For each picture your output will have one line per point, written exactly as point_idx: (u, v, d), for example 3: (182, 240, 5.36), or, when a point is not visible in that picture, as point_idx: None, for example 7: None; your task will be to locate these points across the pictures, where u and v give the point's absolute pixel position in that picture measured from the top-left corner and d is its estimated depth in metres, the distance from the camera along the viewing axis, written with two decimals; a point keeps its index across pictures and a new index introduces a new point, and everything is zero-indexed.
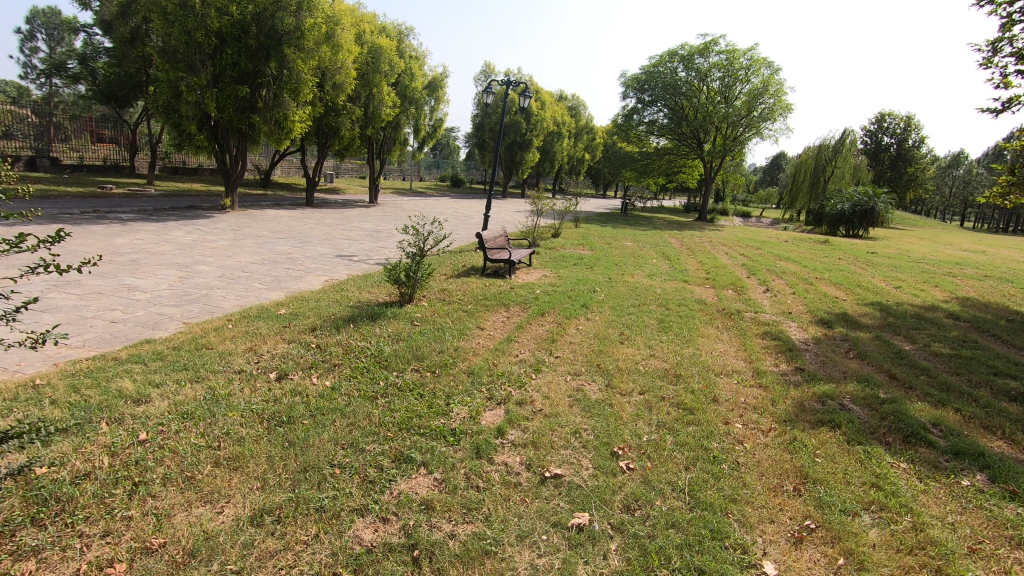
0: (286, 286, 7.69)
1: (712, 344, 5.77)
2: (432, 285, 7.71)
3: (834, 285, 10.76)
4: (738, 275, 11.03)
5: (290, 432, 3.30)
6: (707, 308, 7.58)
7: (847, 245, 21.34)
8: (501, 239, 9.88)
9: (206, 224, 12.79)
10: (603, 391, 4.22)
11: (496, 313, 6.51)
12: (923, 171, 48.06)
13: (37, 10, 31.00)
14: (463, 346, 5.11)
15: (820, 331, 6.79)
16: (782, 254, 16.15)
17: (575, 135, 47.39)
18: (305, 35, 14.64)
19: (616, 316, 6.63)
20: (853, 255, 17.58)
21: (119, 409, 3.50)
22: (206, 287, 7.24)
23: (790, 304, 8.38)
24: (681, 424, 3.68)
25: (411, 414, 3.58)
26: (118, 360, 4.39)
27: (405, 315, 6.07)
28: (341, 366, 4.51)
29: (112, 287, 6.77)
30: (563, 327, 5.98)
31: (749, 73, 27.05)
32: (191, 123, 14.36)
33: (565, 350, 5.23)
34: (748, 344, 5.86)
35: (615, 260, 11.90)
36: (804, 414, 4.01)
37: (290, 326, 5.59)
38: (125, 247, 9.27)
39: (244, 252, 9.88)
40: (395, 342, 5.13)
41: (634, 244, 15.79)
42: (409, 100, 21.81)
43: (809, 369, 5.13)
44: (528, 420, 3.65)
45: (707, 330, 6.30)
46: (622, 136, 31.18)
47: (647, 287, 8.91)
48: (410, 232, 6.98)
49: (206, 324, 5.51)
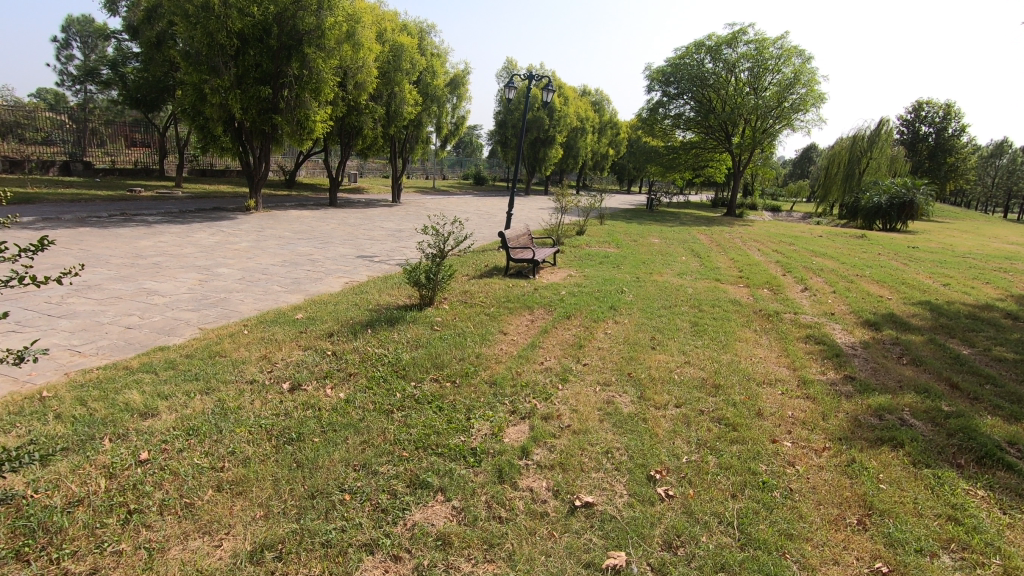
0: (306, 289, 7.55)
1: (750, 350, 5.38)
2: (453, 286, 7.46)
3: (877, 282, 10.19)
4: (774, 273, 10.51)
5: (299, 450, 3.08)
6: (744, 309, 7.16)
7: (886, 239, 20.50)
8: (525, 238, 9.61)
9: (229, 225, 12.83)
10: (636, 404, 3.90)
11: (520, 316, 6.21)
12: (964, 161, 46.12)
13: (73, 18, 31.84)
14: (486, 352, 4.84)
15: (867, 334, 6.34)
16: (817, 250, 15.49)
17: (599, 130, 46.71)
18: (326, 34, 14.52)
19: (646, 319, 6.28)
20: (893, 250, 16.81)
21: (124, 425, 3.33)
22: (225, 290, 7.13)
23: (831, 305, 7.91)
24: (724, 443, 3.33)
25: (428, 430, 3.33)
26: (130, 370, 4.24)
27: (425, 319, 5.83)
28: (356, 376, 4.28)
29: (132, 291, 6.71)
30: (591, 332, 5.66)
31: (780, 62, 26.13)
32: (215, 125, 14.42)
33: (593, 356, 4.93)
34: (790, 349, 5.46)
35: (642, 258, 11.51)
36: (860, 430, 3.63)
37: (306, 332, 5.40)
38: (148, 250, 9.28)
39: (265, 254, 9.81)
40: (415, 348, 4.90)
41: (661, 241, 15.31)
42: (431, 98, 21.62)
43: (861, 378, 4.71)
44: (555, 437, 3.36)
45: (745, 334, 5.92)
46: (647, 130, 30.53)
47: (678, 286, 8.53)
48: (429, 233, 6.44)
49: (221, 330, 5.36)
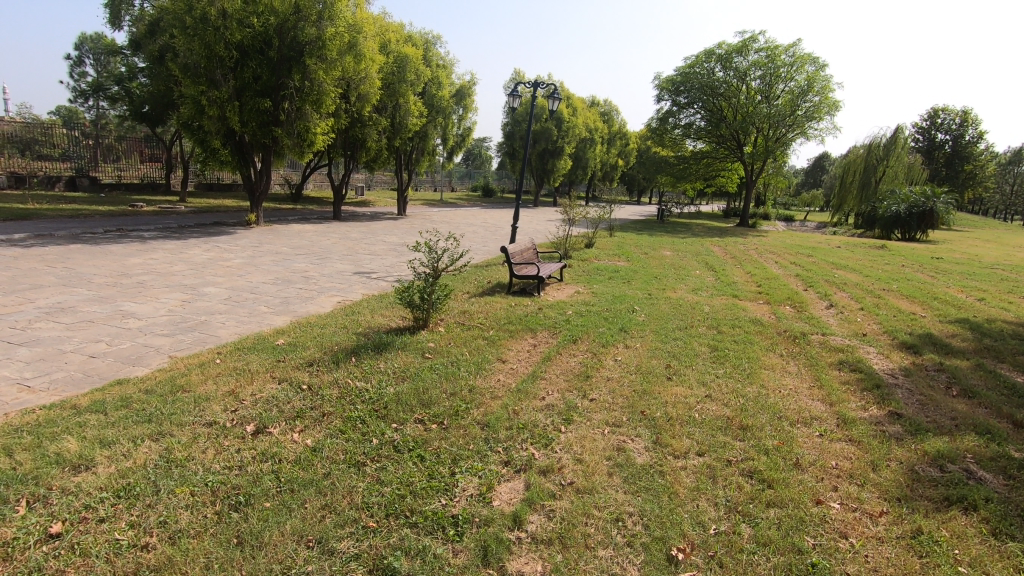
0: (294, 309, 7.09)
1: (778, 380, 4.79)
2: (451, 306, 6.97)
3: (907, 297, 9.54)
4: (795, 288, 9.93)
5: (244, 520, 2.55)
6: (766, 330, 6.57)
7: (907, 249, 19.80)
8: (530, 252, 9.11)
9: (227, 240, 12.48)
10: (650, 452, 3.35)
11: (522, 340, 5.69)
12: (982, 169, 45.15)
13: (86, 36, 32.00)
14: (480, 385, 4.31)
15: (906, 358, 5.73)
16: (837, 262, 14.82)
17: (608, 141, 46.25)
18: (327, 45, 14.17)
19: (660, 343, 5.71)
20: (915, 261, 16.11)
21: (48, 482, 2.84)
22: (208, 312, 6.69)
23: (860, 323, 7.31)
24: (759, 507, 2.78)
25: (403, 491, 2.80)
26: (77, 409, 3.75)
27: (417, 345, 5.31)
28: (331, 416, 3.77)
29: (107, 314, 6.27)
30: (599, 359, 5.11)
31: (793, 70, 25.66)
32: (214, 139, 14.13)
33: (602, 389, 4.38)
34: (824, 378, 4.86)
35: (654, 272, 11.00)
36: (921, 486, 3.05)
37: (283, 360, 4.91)
38: (135, 268, 8.88)
39: (257, 271, 9.37)
40: (401, 382, 4.37)
41: (673, 253, 14.71)
42: (437, 109, 21.27)
43: (910, 416, 4.11)
44: (555, 496, 2.83)
45: (771, 360, 5.33)
46: (657, 140, 30.05)
47: (694, 305, 7.94)
48: (422, 249, 5.91)
49: (192, 359, 4.89)
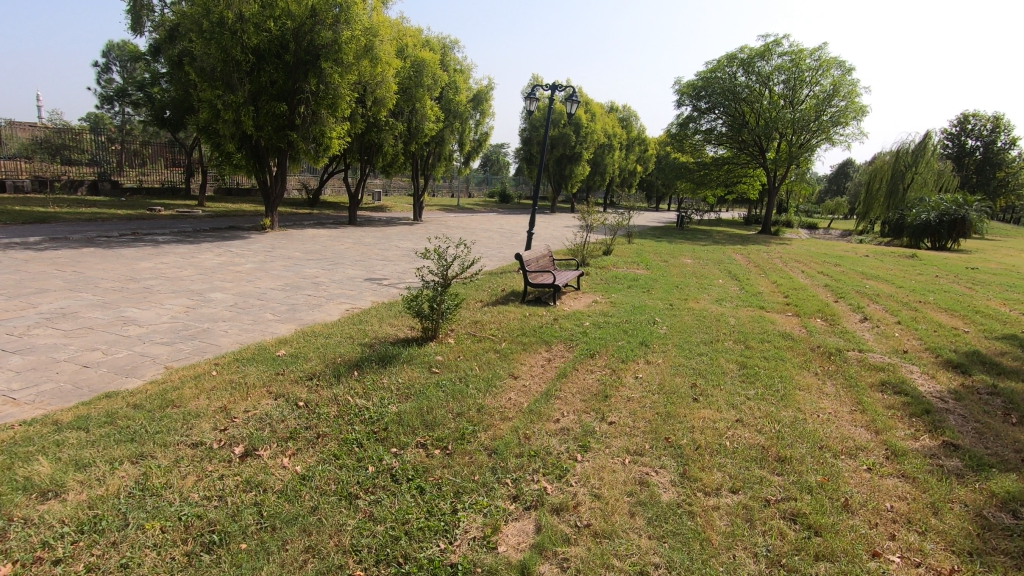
0: (300, 317, 6.85)
1: (815, 403, 4.38)
2: (463, 315, 6.66)
3: (946, 310, 9.01)
4: (824, 299, 9.46)
5: (217, 565, 2.27)
6: (798, 345, 6.14)
7: (939, 259, 19.03)
8: (546, 259, 8.78)
9: (240, 245, 12.38)
10: (677, 487, 2.98)
11: (535, 354, 5.36)
12: (1014, 176, 43.84)
13: (113, 44, 32.45)
14: (489, 405, 3.99)
15: (955, 379, 5.27)
16: (866, 271, 14.23)
17: (626, 147, 45.76)
18: (343, 49, 14.03)
19: (684, 359, 5.32)
20: (949, 271, 15.44)
21: (9, 512, 2.58)
22: (211, 319, 6.48)
23: (899, 338, 6.86)
24: (807, 561, 2.41)
25: (398, 532, 2.49)
26: (58, 426, 3.50)
27: (423, 358, 5.00)
28: (326, 438, 3.46)
29: (108, 320, 6.09)
30: (618, 376, 4.75)
31: (818, 74, 25.05)
32: (229, 143, 14.10)
33: (622, 411, 4.01)
34: (866, 402, 4.44)
35: (675, 281, 10.59)
36: (993, 537, 2.65)
37: (283, 373, 4.65)
38: (144, 272, 8.75)
39: (267, 276, 9.20)
40: (405, 400, 4.05)
41: (694, 262, 14.24)
42: (454, 114, 21.09)
43: (969, 448, 3.69)
44: (569, 542, 2.50)
45: (806, 380, 4.92)
46: (676, 145, 29.52)
47: (718, 317, 7.51)
48: (430, 256, 5.58)
49: (188, 370, 4.65)
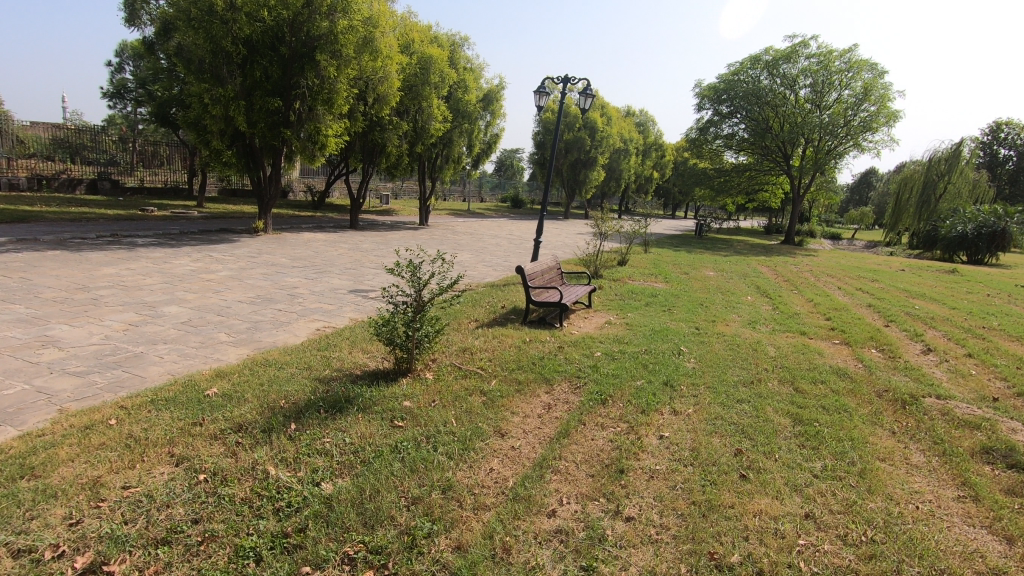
0: (261, 338, 5.81)
1: (907, 484, 3.21)
2: (450, 341, 5.56)
3: (1017, 339, 7.71)
4: (872, 322, 8.22)
5: None
6: (861, 388, 4.93)
7: (982, 275, 17.63)
8: (552, 272, 7.68)
9: (223, 249, 11.44)
10: None
11: (531, 399, 4.22)
12: None
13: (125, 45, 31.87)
14: (459, 487, 2.86)
15: None
16: (908, 288, 12.92)
17: (643, 152, 44.50)
18: (340, 40, 13.11)
19: (722, 410, 4.13)
20: (998, 288, 14.07)
21: None
22: (151, 340, 5.44)
23: (979, 378, 5.63)
24: None
25: None
26: None
27: (387, 405, 3.89)
28: (215, 545, 2.41)
29: (26, 340, 5.11)
30: (637, 436, 3.61)
31: (848, 77, 23.65)
32: (218, 140, 13.20)
33: (644, 497, 2.89)
34: (976, 485, 3.25)
35: (699, 297, 9.46)
36: None
37: (203, 422, 3.58)
38: (102, 279, 7.82)
39: (239, 286, 8.19)
40: (346, 474, 2.97)
41: (717, 274, 13.05)
42: (462, 114, 20.06)
43: None
44: None
45: (884, 445, 3.73)
46: (695, 151, 28.40)
47: (754, 345, 6.32)
48: (402, 271, 4.47)
49: (83, 417, 3.60)
